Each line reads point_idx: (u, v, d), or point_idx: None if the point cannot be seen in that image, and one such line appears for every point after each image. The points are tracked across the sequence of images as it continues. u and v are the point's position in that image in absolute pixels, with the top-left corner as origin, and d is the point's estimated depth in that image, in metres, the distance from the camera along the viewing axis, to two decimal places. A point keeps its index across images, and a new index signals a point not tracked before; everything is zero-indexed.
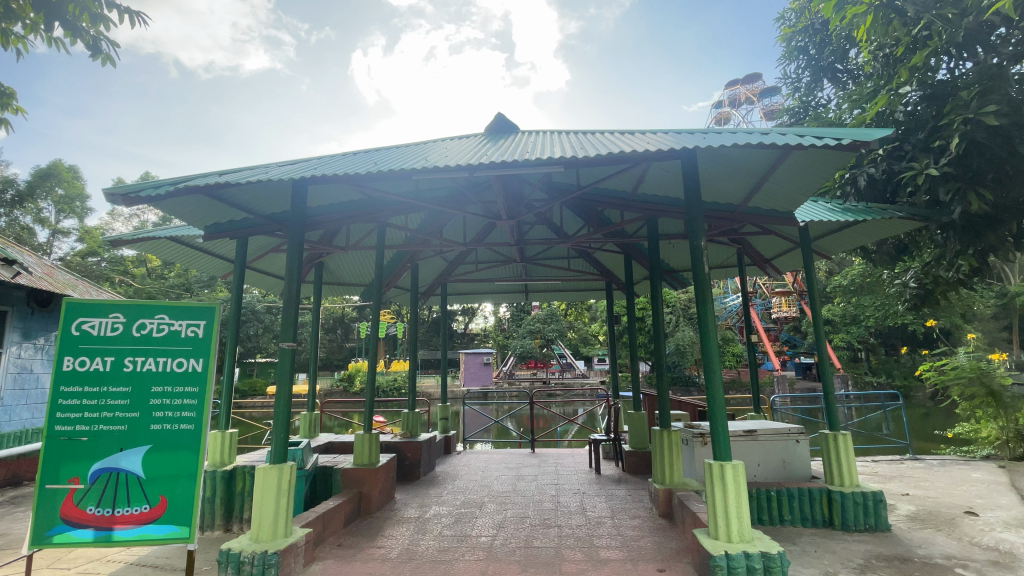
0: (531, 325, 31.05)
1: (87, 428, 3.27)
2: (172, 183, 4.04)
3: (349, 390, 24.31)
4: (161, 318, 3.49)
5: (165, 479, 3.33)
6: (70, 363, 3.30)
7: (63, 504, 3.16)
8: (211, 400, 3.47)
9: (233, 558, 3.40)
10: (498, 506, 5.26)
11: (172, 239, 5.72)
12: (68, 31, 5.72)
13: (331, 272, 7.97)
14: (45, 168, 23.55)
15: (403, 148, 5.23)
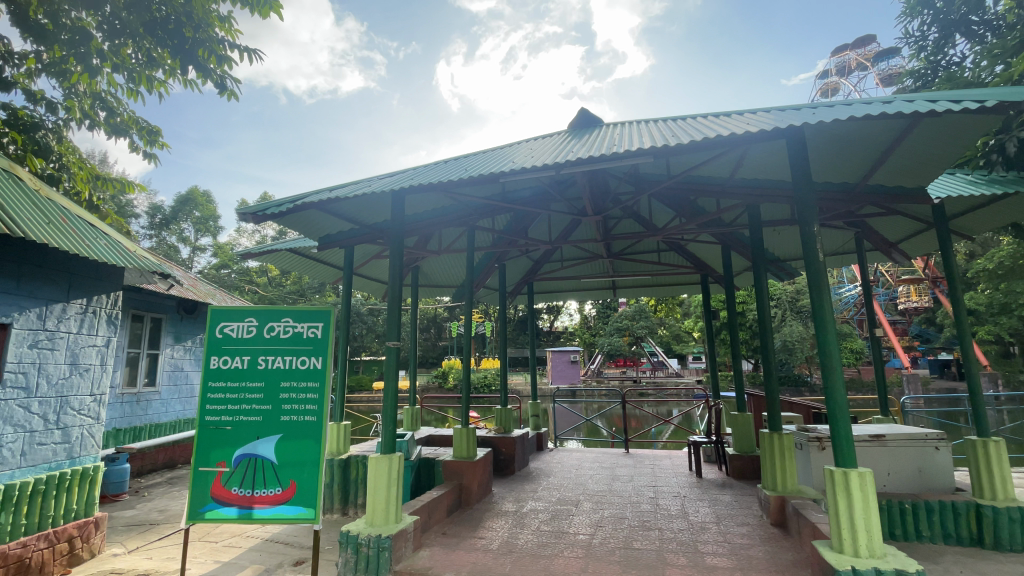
0: (619, 323, 30.17)
1: (230, 418, 3.76)
2: (291, 201, 4.52)
3: (443, 386, 25.34)
4: (287, 321, 3.90)
5: (294, 465, 3.71)
6: (217, 361, 3.83)
7: (214, 484, 3.66)
8: (330, 395, 3.80)
9: (351, 539, 3.70)
10: (594, 505, 5.21)
11: (291, 250, 6.35)
12: (201, 73, 7.30)
13: (425, 275, 8.40)
14: (185, 194, 27.28)
15: (489, 153, 5.38)
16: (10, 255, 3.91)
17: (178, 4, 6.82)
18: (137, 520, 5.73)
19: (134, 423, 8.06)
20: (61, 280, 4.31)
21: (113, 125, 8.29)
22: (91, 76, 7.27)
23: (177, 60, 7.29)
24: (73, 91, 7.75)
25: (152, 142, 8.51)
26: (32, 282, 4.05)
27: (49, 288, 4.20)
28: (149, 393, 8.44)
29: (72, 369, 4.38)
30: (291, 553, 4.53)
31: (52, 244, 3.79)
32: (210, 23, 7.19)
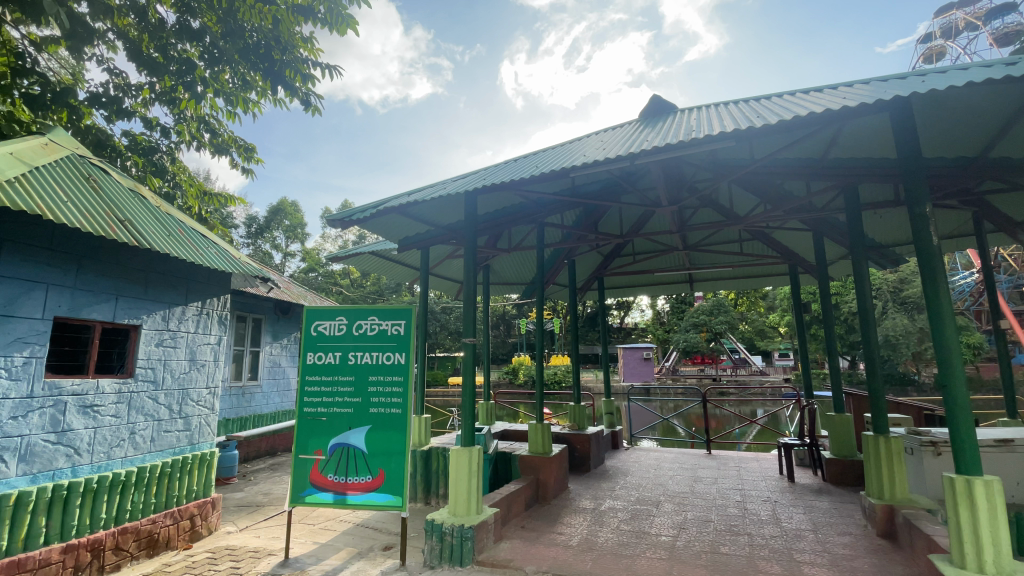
0: (695, 318, 28.79)
1: (325, 410, 4.06)
2: (374, 206, 4.78)
3: (514, 382, 25.56)
4: (373, 319, 4.14)
5: (382, 455, 3.93)
6: (313, 356, 4.15)
7: (312, 471, 3.97)
8: (413, 389, 3.97)
9: (436, 528, 3.86)
10: (676, 506, 5.03)
11: (374, 253, 6.76)
12: (289, 92, 7.99)
13: (497, 273, 8.55)
14: (276, 205, 29.72)
15: (559, 149, 5.36)
16: (139, 264, 4.45)
17: (268, 30, 7.59)
18: (246, 501, 6.35)
19: (241, 413, 8.92)
20: (180, 286, 4.85)
21: (217, 145, 9.23)
22: (197, 101, 8.14)
23: (268, 82, 8.02)
24: (183, 117, 8.71)
25: (248, 158, 9.34)
26: (157, 288, 4.60)
27: (171, 292, 4.75)
28: (252, 386, 9.30)
29: (191, 364, 4.92)
30: (380, 538, 4.80)
31: (171, 254, 4.27)
32: (295, 45, 7.87)
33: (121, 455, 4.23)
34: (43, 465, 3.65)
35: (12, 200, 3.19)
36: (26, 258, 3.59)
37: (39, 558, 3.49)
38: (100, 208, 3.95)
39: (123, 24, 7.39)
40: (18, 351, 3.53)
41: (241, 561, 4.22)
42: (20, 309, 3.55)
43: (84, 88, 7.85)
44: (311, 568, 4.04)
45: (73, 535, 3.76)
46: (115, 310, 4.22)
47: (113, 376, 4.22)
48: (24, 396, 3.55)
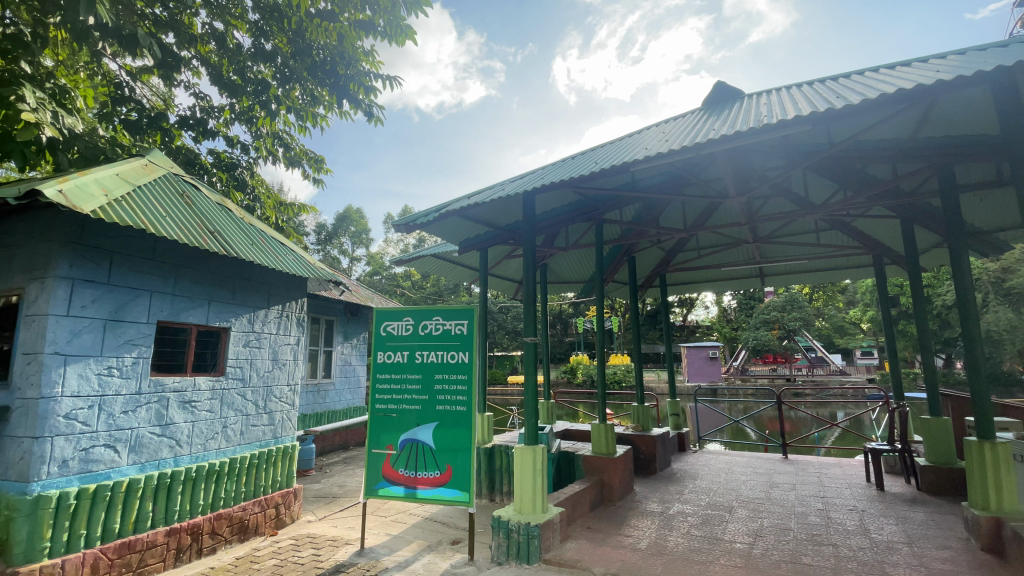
0: (765, 315, 27.23)
1: (395, 407, 4.24)
2: (436, 210, 4.92)
3: (573, 381, 25.31)
4: (437, 319, 4.27)
5: (449, 452, 4.05)
6: (382, 355, 4.35)
7: (384, 465, 4.16)
8: (477, 387, 4.05)
9: (503, 525, 3.90)
10: (751, 512, 4.79)
11: (436, 256, 6.95)
12: (353, 105, 8.43)
13: (556, 272, 8.54)
14: (342, 213, 31.31)
15: (617, 143, 5.26)
16: (227, 272, 4.84)
17: (334, 48, 8.08)
18: (323, 492, 6.73)
19: (316, 409, 9.46)
20: (262, 290, 5.23)
21: (290, 158, 9.86)
22: (272, 118, 8.74)
23: (335, 96, 8.48)
24: (260, 134, 9.37)
25: (318, 169, 9.91)
26: (243, 293, 4.98)
27: (255, 297, 5.13)
28: (326, 384, 9.85)
29: (274, 363, 5.30)
30: (449, 532, 4.93)
31: (254, 261, 4.60)
32: (358, 59, 8.27)
33: (215, 447, 4.62)
34: (150, 455, 4.05)
35: (122, 217, 3.56)
36: (133, 269, 3.99)
37: (146, 540, 3.88)
38: (193, 221, 4.32)
39: (205, 51, 8.04)
40: (128, 352, 3.92)
41: (322, 548, 4.49)
42: (128, 315, 3.95)
43: (174, 112, 8.63)
44: (385, 559, 4.22)
45: (175, 519, 4.15)
46: (208, 314, 4.61)
47: (207, 374, 4.60)
48: (133, 392, 3.94)
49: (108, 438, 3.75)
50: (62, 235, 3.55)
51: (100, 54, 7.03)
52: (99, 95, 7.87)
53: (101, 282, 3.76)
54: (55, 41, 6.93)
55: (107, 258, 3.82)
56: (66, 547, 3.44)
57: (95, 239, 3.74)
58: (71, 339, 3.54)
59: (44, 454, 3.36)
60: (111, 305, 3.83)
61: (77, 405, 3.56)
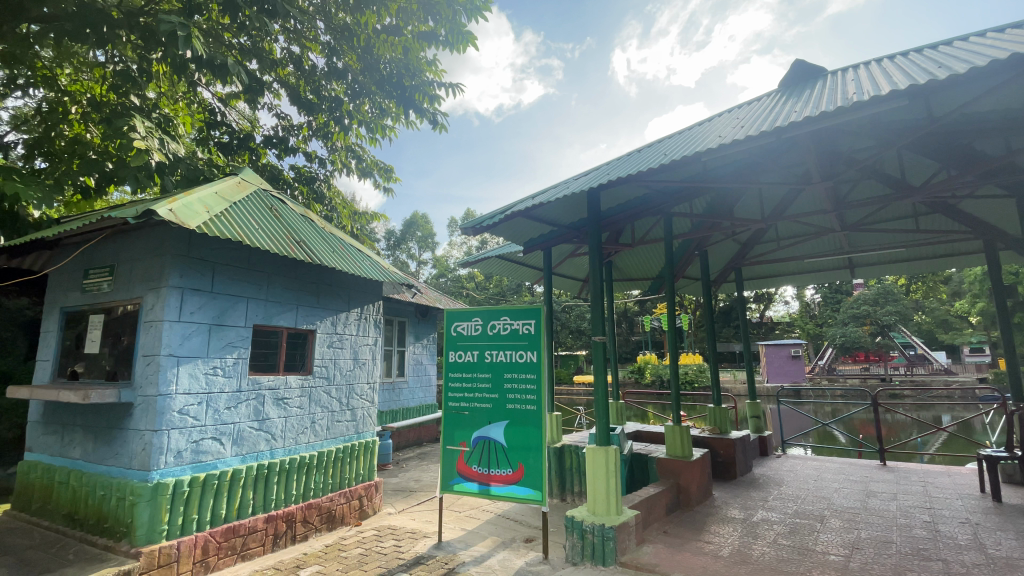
0: (854, 309, 25.04)
1: (467, 405, 4.37)
2: (502, 211, 4.97)
3: (641, 382, 24.61)
4: (505, 319, 4.32)
5: (520, 450, 4.10)
6: (454, 355, 4.49)
7: (459, 461, 4.31)
8: (545, 386, 4.06)
9: (577, 525, 3.89)
10: (845, 523, 4.43)
11: (501, 257, 7.04)
12: (418, 115, 8.74)
13: (622, 269, 8.36)
14: (409, 219, 32.54)
15: (685, 134, 5.05)
16: (312, 278, 5.19)
17: (400, 60, 8.44)
18: (401, 486, 7.03)
19: (392, 407, 9.91)
20: (343, 294, 5.56)
21: (362, 169, 10.41)
22: (345, 132, 9.28)
23: (401, 107, 8.82)
24: (335, 148, 9.97)
25: (387, 178, 10.38)
26: (326, 298, 5.32)
27: (336, 300, 5.46)
28: (400, 382, 10.28)
29: (354, 363, 5.61)
30: (522, 530, 4.98)
31: (335, 267, 4.90)
32: (422, 70, 8.59)
33: (306, 441, 4.97)
34: (250, 448, 4.42)
35: (221, 230, 3.92)
36: (232, 278, 4.39)
37: (248, 525, 4.26)
38: (281, 232, 4.67)
39: (284, 74, 8.68)
40: (229, 353, 4.31)
41: (402, 540, 4.70)
42: (229, 319, 4.34)
43: (259, 132, 9.38)
44: (461, 553, 4.34)
45: (272, 507, 4.52)
46: (296, 317, 4.97)
47: (297, 373, 4.96)
48: (235, 390, 4.33)
49: (215, 432, 4.14)
50: (172, 249, 3.97)
51: (196, 84, 7.79)
52: (196, 121, 8.70)
53: (206, 290, 4.16)
54: (159, 76, 7.76)
55: (210, 269, 4.23)
56: (181, 529, 3.84)
57: (200, 251, 4.15)
58: (182, 341, 3.96)
59: (163, 445, 3.76)
60: (214, 310, 4.23)
61: (189, 401, 3.96)
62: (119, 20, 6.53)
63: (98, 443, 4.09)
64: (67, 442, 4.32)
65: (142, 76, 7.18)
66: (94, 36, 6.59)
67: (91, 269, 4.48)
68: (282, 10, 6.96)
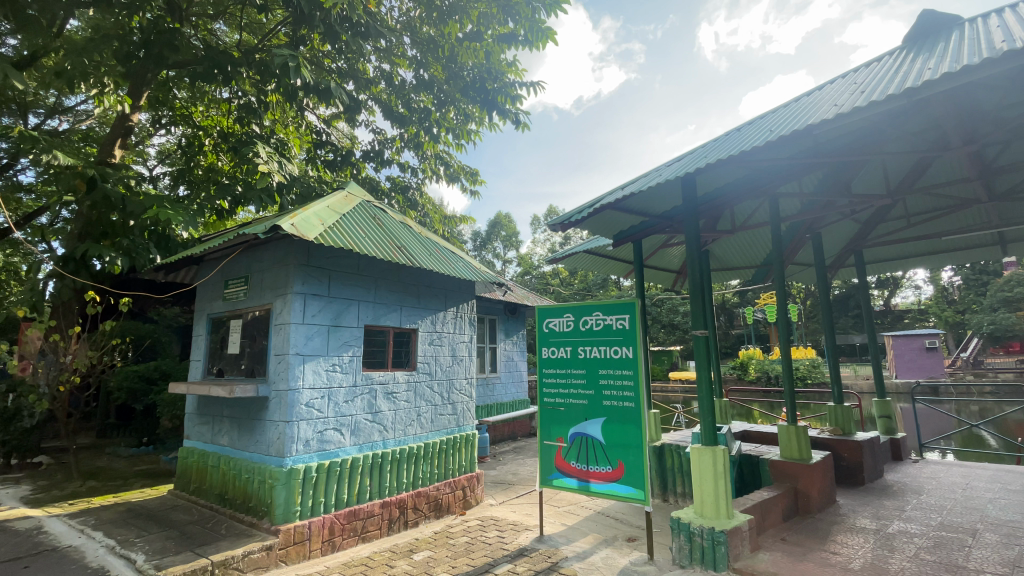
0: (1007, 293, 21.35)
1: (562, 401, 4.39)
2: (590, 205, 4.88)
3: (743, 378, 22.94)
4: (597, 314, 4.27)
5: (620, 447, 4.03)
6: (547, 351, 4.54)
7: (558, 456, 4.36)
8: (644, 382, 3.94)
9: (684, 527, 3.75)
10: (1007, 539, 3.81)
11: (588, 252, 6.94)
12: (502, 116, 8.94)
13: (721, 258, 7.88)
14: (493, 220, 33.25)
15: (789, 107, 4.62)
16: (412, 280, 5.50)
17: (483, 65, 8.68)
18: (500, 479, 7.24)
19: (487, 402, 10.23)
20: (440, 295, 5.83)
21: (450, 174, 10.92)
22: (434, 140, 9.75)
23: (486, 111, 9.07)
24: (425, 156, 10.49)
25: (473, 182, 10.73)
26: (425, 298, 5.61)
27: (435, 300, 5.74)
28: (494, 377, 10.56)
29: (452, 359, 5.87)
30: (624, 529, 4.89)
31: (433, 269, 5.16)
32: (504, 72, 8.77)
33: (413, 433, 5.29)
34: (365, 438, 4.80)
35: (334, 240, 4.29)
36: (344, 283, 4.79)
37: (367, 509, 4.63)
38: (384, 239, 5.01)
39: (377, 91, 9.28)
40: (345, 351, 4.71)
41: (505, 531, 4.83)
42: (343, 320, 4.74)
43: (358, 147, 10.12)
44: (564, 547, 4.37)
45: (387, 493, 4.87)
46: (400, 317, 5.30)
47: (404, 369, 5.29)
48: (351, 385, 4.72)
49: (336, 423, 4.55)
50: (294, 259, 4.42)
51: (303, 109, 8.62)
52: (304, 142, 9.59)
53: (324, 294, 4.59)
54: (273, 105, 8.67)
55: (326, 275, 4.65)
56: (311, 511, 4.28)
57: (317, 260, 4.58)
58: (306, 341, 4.39)
59: (294, 435, 4.21)
60: (331, 313, 4.65)
61: (314, 395, 4.39)
62: (239, 60, 7.41)
63: (241, 432, 4.67)
64: (216, 431, 4.98)
65: (260, 107, 8.08)
66: (221, 75, 7.54)
67: (229, 279, 5.13)
68: (374, 31, 7.45)
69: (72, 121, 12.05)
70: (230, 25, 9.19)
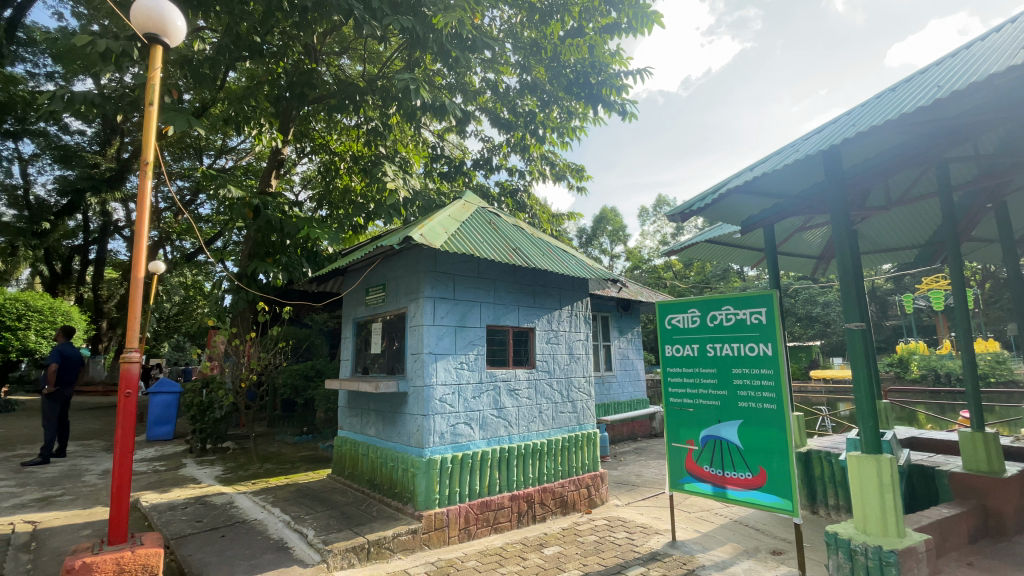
0: None
1: (691, 401, 4.18)
2: (713, 190, 4.56)
3: (904, 377, 19.76)
4: (727, 308, 4.00)
5: (761, 452, 3.73)
6: (671, 349, 4.36)
7: (688, 459, 4.17)
8: (787, 382, 3.61)
9: (843, 543, 3.35)
10: None
11: (710, 242, 6.52)
12: (607, 108, 8.76)
13: (871, 239, 6.90)
14: (599, 215, 32.69)
15: (960, 55, 3.86)
16: (527, 280, 5.64)
17: (586, 58, 8.55)
18: (623, 479, 7.11)
19: (604, 401, 10.11)
20: (556, 294, 5.90)
21: (556, 173, 10.99)
22: (541, 141, 9.88)
23: (590, 105, 8.93)
24: (531, 158, 10.69)
25: (580, 178, 10.66)
26: (541, 297, 5.72)
27: (551, 299, 5.83)
28: (610, 376, 10.39)
29: (570, 357, 5.90)
30: (766, 540, 4.52)
31: (548, 268, 5.25)
32: (608, 63, 8.61)
33: (536, 429, 5.41)
34: (492, 433, 5.02)
35: (457, 247, 4.56)
36: (467, 286, 5.06)
37: (497, 501, 4.85)
38: (500, 242, 5.20)
39: (484, 101, 9.64)
40: (471, 351, 4.98)
41: (634, 533, 4.73)
42: (468, 321, 5.01)
43: (469, 157, 10.62)
44: (700, 555, 4.17)
45: (515, 487, 5.05)
46: (518, 317, 5.46)
47: (524, 367, 5.44)
48: (478, 382, 4.97)
49: (466, 417, 4.83)
50: (423, 266, 4.78)
51: (420, 126, 9.30)
52: (421, 158, 10.31)
53: (450, 297, 4.90)
54: (393, 126, 9.46)
55: (451, 280, 4.94)
56: (449, 499, 4.59)
57: (442, 266, 4.89)
58: (438, 341, 4.72)
59: (431, 427, 4.55)
60: (457, 315, 4.93)
61: (446, 391, 4.70)
62: (365, 88, 8.21)
63: (385, 425, 5.17)
64: (364, 423, 5.57)
65: (383, 129, 8.87)
66: (351, 105, 8.42)
67: (369, 287, 5.70)
68: (481, 43, 7.73)
69: (235, 159, 14.24)
70: (354, 58, 10.20)
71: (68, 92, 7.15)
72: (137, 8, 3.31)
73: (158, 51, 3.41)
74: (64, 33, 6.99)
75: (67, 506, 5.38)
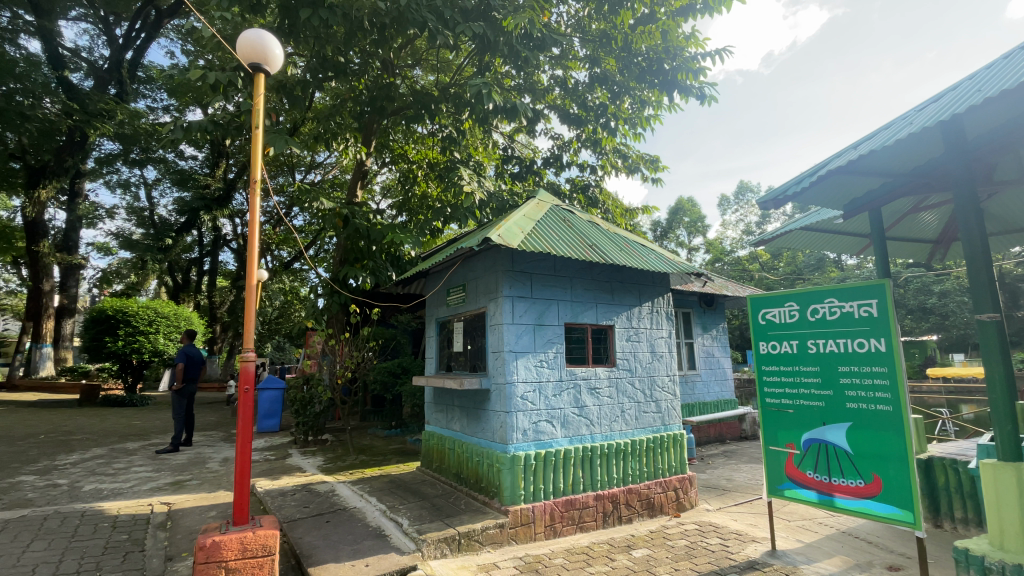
0: None
1: (791, 402, 3.89)
2: (810, 173, 4.22)
3: None
4: (830, 301, 3.66)
5: (875, 458, 3.39)
6: (766, 346, 4.10)
7: (788, 464, 3.89)
8: (904, 381, 3.25)
9: (975, 561, 2.96)
10: None
11: (805, 229, 6.01)
12: (683, 93, 8.41)
13: (1005, 218, 6.01)
14: (675, 206, 31.40)
15: None
16: (605, 277, 5.55)
17: (659, 45, 8.31)
18: (713, 483, 6.78)
19: (688, 401, 9.69)
20: (635, 290, 5.76)
21: (629, 166, 10.70)
22: (613, 134, 9.67)
23: (664, 92, 8.62)
24: (603, 153, 10.51)
25: (655, 169, 10.30)
26: (619, 294, 5.60)
27: (630, 296, 5.69)
28: (693, 375, 9.94)
29: (652, 355, 5.73)
30: (882, 554, 4.11)
31: (626, 263, 5.14)
32: (683, 47, 8.25)
33: (619, 428, 5.31)
34: (574, 431, 5.00)
35: (534, 246, 4.59)
36: (545, 285, 5.08)
37: (582, 500, 4.83)
38: (577, 239, 5.16)
39: (553, 99, 9.61)
40: (550, 349, 4.99)
41: (728, 540, 4.49)
42: (546, 319, 5.03)
43: (540, 156, 10.64)
44: (804, 567, 3.88)
45: (599, 487, 4.99)
46: (597, 314, 5.39)
47: (604, 365, 5.36)
48: (558, 379, 4.98)
49: (548, 415, 4.86)
50: (501, 266, 4.87)
51: (492, 129, 9.48)
52: (493, 159, 10.49)
53: (528, 295, 4.94)
54: (466, 131, 9.71)
55: (528, 279, 4.99)
56: (534, 496, 4.64)
57: (520, 265, 4.95)
58: (518, 340, 4.79)
59: (513, 424, 4.63)
60: (535, 313, 4.97)
61: (527, 389, 4.75)
62: (438, 97, 8.52)
63: (469, 421, 5.33)
64: (450, 419, 5.78)
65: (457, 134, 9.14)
66: (426, 114, 8.76)
67: (450, 288, 5.89)
68: (549, 40, 7.72)
69: (323, 173, 15.33)
70: (427, 69, 10.59)
71: (186, 123, 8.09)
72: (243, 40, 3.66)
73: (261, 78, 3.74)
74: (181, 71, 7.92)
75: (196, 490, 6.10)
